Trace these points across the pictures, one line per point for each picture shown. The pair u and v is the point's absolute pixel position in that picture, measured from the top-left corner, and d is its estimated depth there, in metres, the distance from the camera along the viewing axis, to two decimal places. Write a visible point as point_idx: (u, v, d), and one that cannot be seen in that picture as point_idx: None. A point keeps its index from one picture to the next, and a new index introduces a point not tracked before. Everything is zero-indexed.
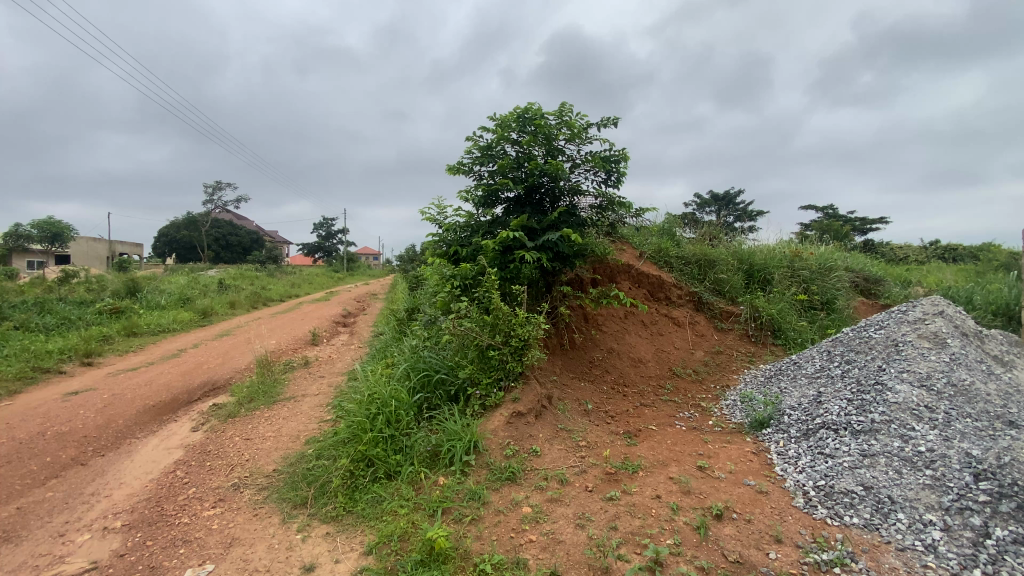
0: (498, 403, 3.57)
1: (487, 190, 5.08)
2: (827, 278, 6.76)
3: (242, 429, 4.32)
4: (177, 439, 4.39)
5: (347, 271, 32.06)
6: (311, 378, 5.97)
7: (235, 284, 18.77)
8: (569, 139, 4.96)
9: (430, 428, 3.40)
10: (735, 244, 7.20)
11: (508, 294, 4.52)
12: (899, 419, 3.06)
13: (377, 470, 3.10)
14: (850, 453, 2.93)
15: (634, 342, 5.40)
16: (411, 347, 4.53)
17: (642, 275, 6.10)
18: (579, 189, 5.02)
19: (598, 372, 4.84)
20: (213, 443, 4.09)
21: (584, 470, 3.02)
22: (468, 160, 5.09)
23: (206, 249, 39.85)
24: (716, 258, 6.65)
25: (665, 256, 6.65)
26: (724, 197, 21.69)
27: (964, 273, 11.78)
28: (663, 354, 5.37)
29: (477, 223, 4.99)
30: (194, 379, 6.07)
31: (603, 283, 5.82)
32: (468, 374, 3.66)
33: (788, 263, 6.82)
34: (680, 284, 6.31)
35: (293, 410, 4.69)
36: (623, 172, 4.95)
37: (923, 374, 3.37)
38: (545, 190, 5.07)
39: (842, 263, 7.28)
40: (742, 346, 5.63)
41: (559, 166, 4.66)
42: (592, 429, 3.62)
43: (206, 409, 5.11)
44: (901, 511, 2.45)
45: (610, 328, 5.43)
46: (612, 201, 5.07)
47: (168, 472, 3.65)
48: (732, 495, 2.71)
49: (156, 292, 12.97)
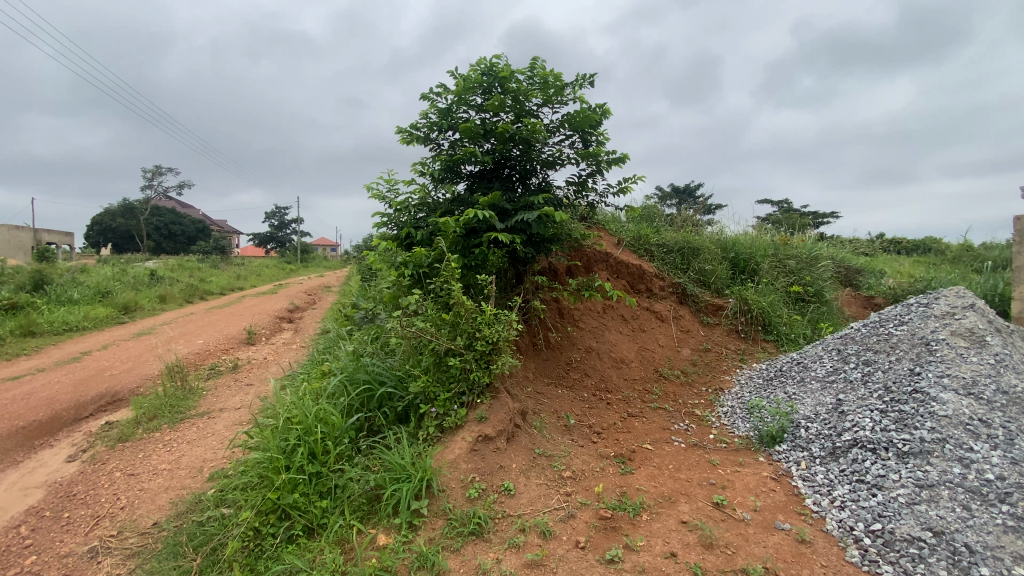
0: (460, 423, 2.83)
1: (446, 161, 4.32)
2: (814, 268, 6.26)
3: (129, 460, 3.43)
4: (44, 475, 3.47)
5: (300, 262, 30.44)
6: (236, 387, 5.04)
7: (169, 275, 17.18)
8: (543, 100, 4.25)
9: (369, 462, 2.60)
10: (718, 231, 6.62)
11: (473, 285, 3.74)
12: (953, 436, 2.50)
13: (293, 525, 2.31)
14: (903, 483, 2.35)
15: (614, 339, 4.79)
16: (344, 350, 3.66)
17: (621, 265, 5.49)
18: (558, 158, 4.32)
19: (576, 376, 4.20)
20: (83, 481, 3.23)
21: (571, 515, 2.32)
22: (424, 125, 4.30)
23: (145, 238, 37.01)
24: (700, 245, 6.00)
25: (645, 244, 5.98)
26: (685, 190, 21.67)
27: (923, 264, 11.86)
28: (647, 353, 4.77)
29: (435, 201, 4.21)
30: (88, 390, 5.01)
31: (579, 273, 5.19)
32: (421, 389, 2.88)
33: (775, 252, 6.25)
34: (661, 274, 5.67)
35: (201, 431, 3.80)
36: (607, 138, 4.28)
37: (968, 379, 2.83)
38: (515, 163, 4.38)
39: (826, 254, 6.85)
40: (731, 343, 5.08)
41: (537, 124, 3.94)
42: (577, 452, 2.93)
43: (93, 431, 4.14)
44: (986, 565, 1.88)
45: (588, 324, 4.80)
46: (595, 171, 4.35)
47: (9, 526, 2.83)
48: (769, 548, 2.06)
49: (71, 283, 11.49)
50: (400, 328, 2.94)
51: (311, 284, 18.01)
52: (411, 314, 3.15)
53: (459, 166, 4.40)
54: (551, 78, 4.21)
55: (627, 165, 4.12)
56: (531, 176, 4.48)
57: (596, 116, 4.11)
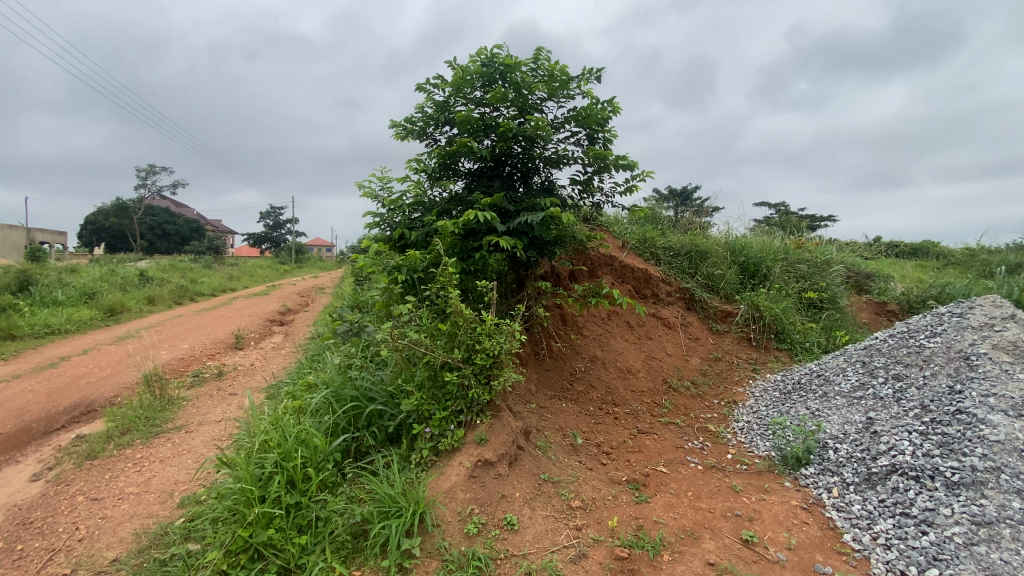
0: (456, 446, 2.56)
1: (443, 158, 4.05)
2: (826, 273, 6.01)
3: (95, 482, 3.14)
4: (3, 497, 3.18)
5: (294, 263, 30.07)
6: (218, 397, 4.74)
7: (159, 275, 16.80)
8: (548, 95, 3.98)
9: (354, 491, 2.33)
10: (726, 233, 6.36)
11: (471, 291, 3.48)
12: (1008, 465, 2.33)
13: (266, 567, 2.04)
14: (957, 519, 2.17)
15: (620, 348, 4.52)
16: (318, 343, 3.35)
17: (626, 268, 5.23)
18: (563, 156, 4.06)
19: (580, 388, 3.94)
20: (43, 506, 2.93)
21: (584, 556, 2.05)
22: (420, 118, 4.03)
23: (138, 237, 36.52)
24: (708, 249, 5.75)
25: (650, 247, 5.73)
26: (683, 192, 21.46)
27: (927, 269, 11.65)
28: (655, 362, 4.51)
29: (430, 200, 3.94)
30: (60, 400, 4.70)
31: (582, 277, 4.93)
32: (414, 407, 2.61)
33: (785, 256, 6.00)
34: (668, 278, 5.41)
35: (176, 448, 3.50)
36: (615, 136, 4.02)
37: (1016, 400, 2.66)
38: (517, 161, 4.12)
39: (836, 258, 6.61)
40: (743, 351, 4.82)
41: (543, 119, 3.67)
42: (586, 476, 2.66)
43: (61, 447, 3.83)
44: None
45: (593, 331, 4.54)
46: (602, 170, 4.08)
47: None
48: None
49: (55, 283, 11.12)
50: (387, 339, 2.62)
51: (305, 286, 17.66)
52: (405, 325, 2.88)
53: (457, 163, 4.13)
54: (556, 70, 3.94)
55: (637, 165, 3.86)
56: (534, 174, 4.22)
57: (604, 112, 3.85)
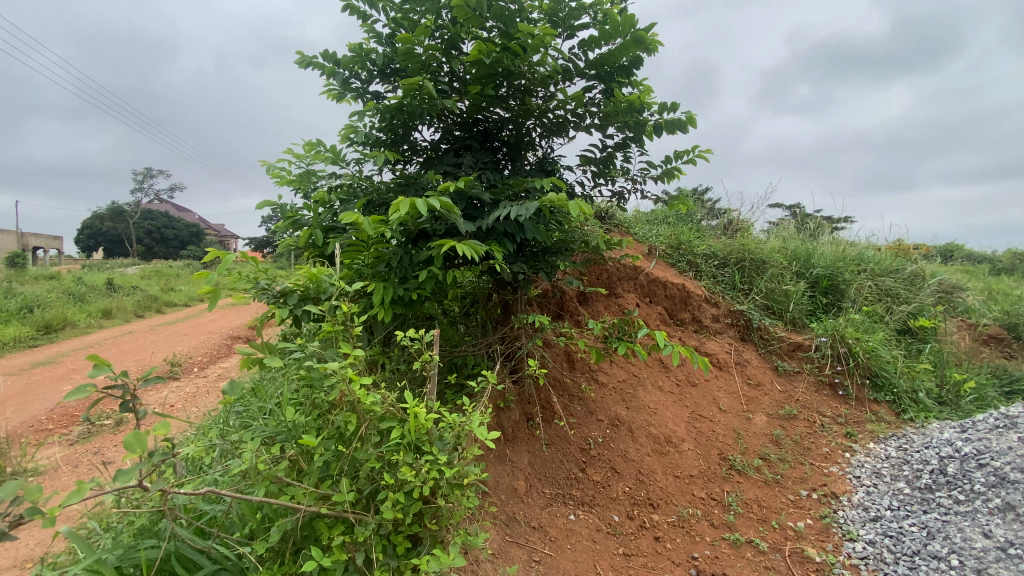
0: None
1: (388, 121, 2.68)
2: (918, 288, 4.54)
3: None
4: None
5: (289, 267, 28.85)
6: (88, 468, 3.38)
7: (134, 282, 15.52)
8: (549, 22, 2.58)
9: None
10: (783, 234, 4.92)
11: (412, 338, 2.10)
12: None
13: None
14: None
15: (653, 402, 3.09)
16: (29, 511, 1.04)
17: (656, 284, 3.82)
18: (572, 118, 2.66)
19: (597, 477, 2.54)
20: None
21: None
22: (352, 59, 2.64)
23: (132, 242, 35.52)
24: (764, 256, 4.31)
25: (688, 252, 4.32)
26: None
27: (987, 276, 10.13)
28: (704, 424, 3.08)
29: (364, 186, 2.57)
30: None
31: (595, 297, 3.53)
32: None
33: (864, 264, 4.54)
34: (713, 297, 3.99)
35: None
36: (649, 89, 2.62)
37: None
38: (500, 128, 2.74)
39: (921, 266, 5.13)
40: (826, 403, 3.39)
41: (544, 36, 2.26)
42: None
43: None
44: None
45: (613, 378, 3.13)
46: (631, 141, 2.69)
47: None
48: None
49: None
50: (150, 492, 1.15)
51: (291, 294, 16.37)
52: (262, 425, 1.54)
53: (412, 132, 2.76)
54: None
55: (694, 122, 2.52)
56: (527, 150, 2.85)
57: (635, 49, 2.41)
